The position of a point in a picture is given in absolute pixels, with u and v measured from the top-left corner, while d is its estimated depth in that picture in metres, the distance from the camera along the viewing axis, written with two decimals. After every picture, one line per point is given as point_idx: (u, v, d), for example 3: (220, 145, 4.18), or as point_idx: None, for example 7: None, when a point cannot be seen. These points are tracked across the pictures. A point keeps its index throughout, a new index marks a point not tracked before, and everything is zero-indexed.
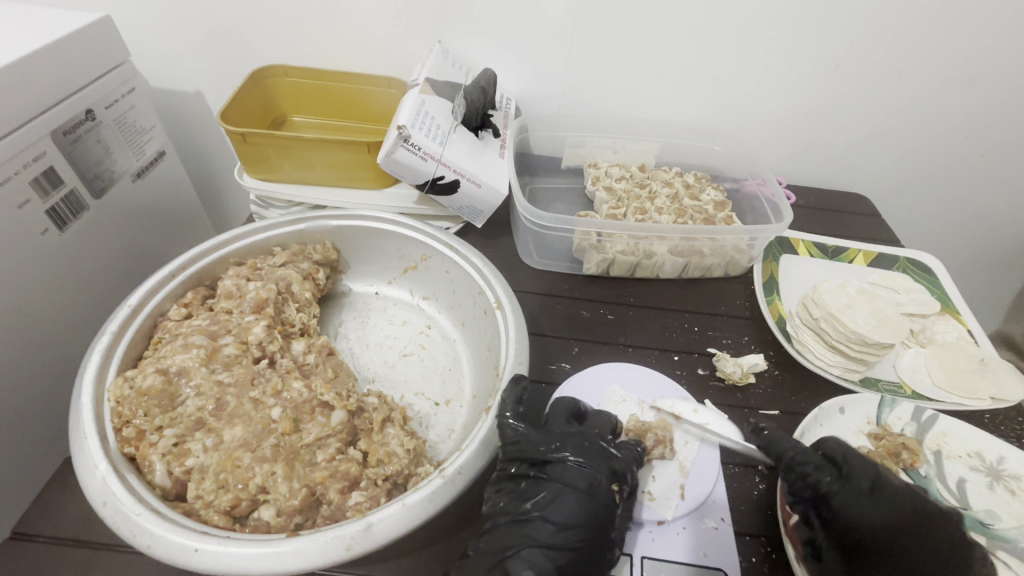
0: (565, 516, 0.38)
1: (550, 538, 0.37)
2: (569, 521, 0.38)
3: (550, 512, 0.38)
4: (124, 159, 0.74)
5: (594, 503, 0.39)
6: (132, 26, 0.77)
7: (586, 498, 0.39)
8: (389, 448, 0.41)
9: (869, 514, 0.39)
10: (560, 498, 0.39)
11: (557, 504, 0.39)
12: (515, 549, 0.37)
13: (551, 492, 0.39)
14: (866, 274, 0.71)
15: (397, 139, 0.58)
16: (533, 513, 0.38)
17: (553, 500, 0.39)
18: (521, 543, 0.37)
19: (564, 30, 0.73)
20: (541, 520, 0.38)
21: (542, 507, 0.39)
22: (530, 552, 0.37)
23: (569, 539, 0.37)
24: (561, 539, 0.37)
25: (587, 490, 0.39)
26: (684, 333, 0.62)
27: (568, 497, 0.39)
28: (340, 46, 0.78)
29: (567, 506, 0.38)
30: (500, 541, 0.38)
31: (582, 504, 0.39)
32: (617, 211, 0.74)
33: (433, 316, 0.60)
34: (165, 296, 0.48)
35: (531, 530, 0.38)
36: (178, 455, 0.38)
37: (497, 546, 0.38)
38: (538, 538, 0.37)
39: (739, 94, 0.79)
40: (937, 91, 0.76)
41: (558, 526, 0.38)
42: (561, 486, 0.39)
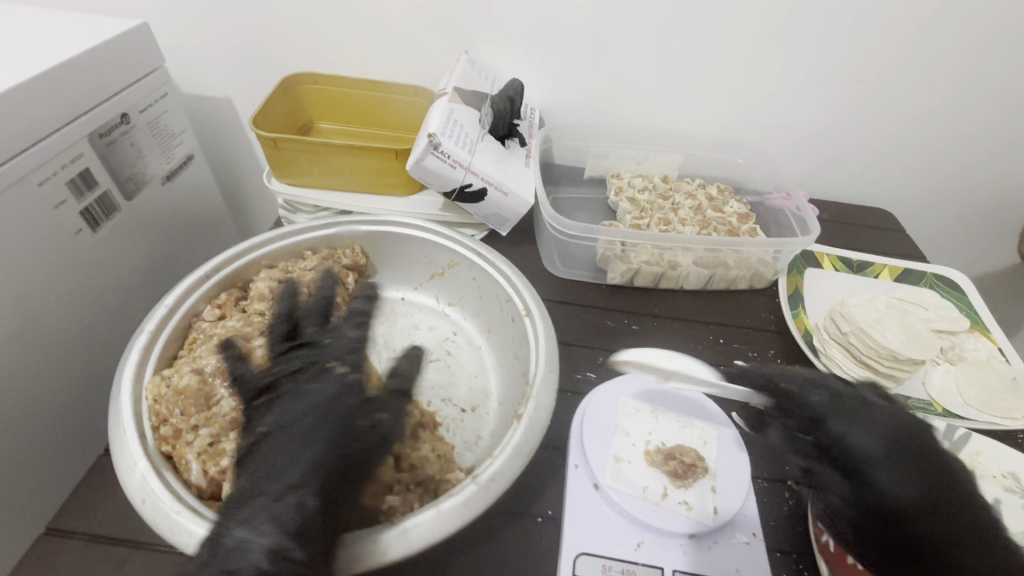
0: (299, 431, 0.38)
1: (297, 455, 0.36)
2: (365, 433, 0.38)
3: (290, 429, 0.38)
4: (155, 162, 0.76)
5: (337, 413, 0.39)
6: (167, 35, 0.79)
7: (331, 411, 0.39)
8: (420, 454, 0.41)
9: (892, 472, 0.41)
10: (286, 416, 0.39)
11: (290, 419, 0.39)
12: (292, 465, 0.36)
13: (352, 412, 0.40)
14: (892, 289, 0.70)
15: (427, 147, 0.58)
16: (319, 428, 0.38)
17: (287, 418, 0.39)
18: (298, 456, 0.36)
19: (589, 42, 0.74)
20: (329, 430, 0.38)
21: (282, 424, 0.38)
22: (299, 466, 0.36)
23: (311, 450, 0.36)
24: (324, 452, 0.36)
25: (347, 404, 0.40)
26: (709, 345, 0.62)
27: (318, 406, 0.39)
28: (367, 55, 0.79)
29: (304, 420, 0.38)
30: (272, 460, 0.36)
31: (327, 411, 0.39)
32: (641, 221, 0.73)
33: (458, 321, 0.60)
34: (199, 297, 0.49)
35: (299, 445, 0.37)
36: (214, 455, 0.38)
37: (268, 466, 0.36)
38: (307, 440, 0.37)
39: (763, 107, 0.79)
40: (965, 105, 0.76)
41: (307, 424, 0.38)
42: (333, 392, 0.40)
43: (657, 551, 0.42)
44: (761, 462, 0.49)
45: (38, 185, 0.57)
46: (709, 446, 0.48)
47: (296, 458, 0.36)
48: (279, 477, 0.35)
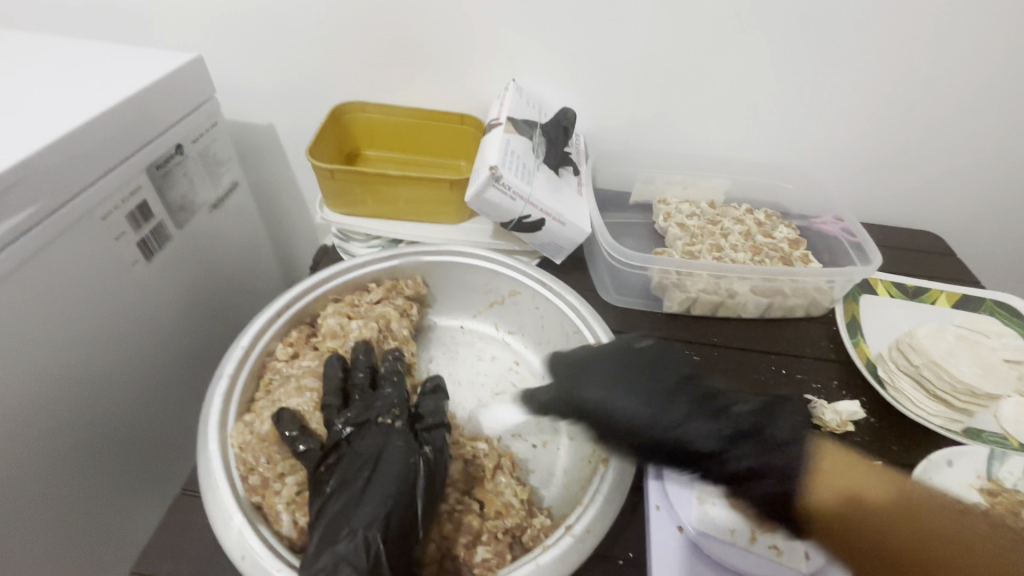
0: (363, 481, 0.36)
1: (362, 509, 0.35)
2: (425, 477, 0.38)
3: (348, 482, 0.37)
4: (204, 191, 0.77)
5: (394, 451, 0.38)
6: (218, 65, 0.80)
7: (383, 457, 0.38)
8: (506, 499, 0.41)
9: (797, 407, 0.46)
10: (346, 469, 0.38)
11: (352, 472, 0.37)
12: (362, 519, 0.34)
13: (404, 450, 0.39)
14: (951, 317, 0.69)
15: (489, 179, 0.58)
16: (373, 476, 0.37)
17: (348, 472, 0.37)
18: (360, 509, 0.35)
19: (638, 70, 0.75)
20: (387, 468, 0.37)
21: (341, 480, 0.37)
22: (370, 517, 0.34)
23: (380, 503, 0.35)
24: (390, 504, 0.35)
25: (395, 443, 0.39)
26: (772, 376, 0.61)
27: (377, 453, 0.38)
28: (413, 83, 0.80)
29: (361, 470, 0.37)
30: (340, 519, 0.35)
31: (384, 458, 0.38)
32: (693, 248, 0.73)
33: (519, 351, 0.59)
34: (272, 336, 0.48)
35: (362, 499, 0.35)
36: (302, 504, 0.38)
37: (337, 525, 0.34)
38: (366, 480, 0.36)
39: (809, 132, 0.79)
40: (1017, 127, 0.75)
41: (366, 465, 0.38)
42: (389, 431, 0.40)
43: None
44: None
45: (101, 219, 0.57)
46: None
47: (363, 513, 0.34)
48: (352, 535, 0.33)
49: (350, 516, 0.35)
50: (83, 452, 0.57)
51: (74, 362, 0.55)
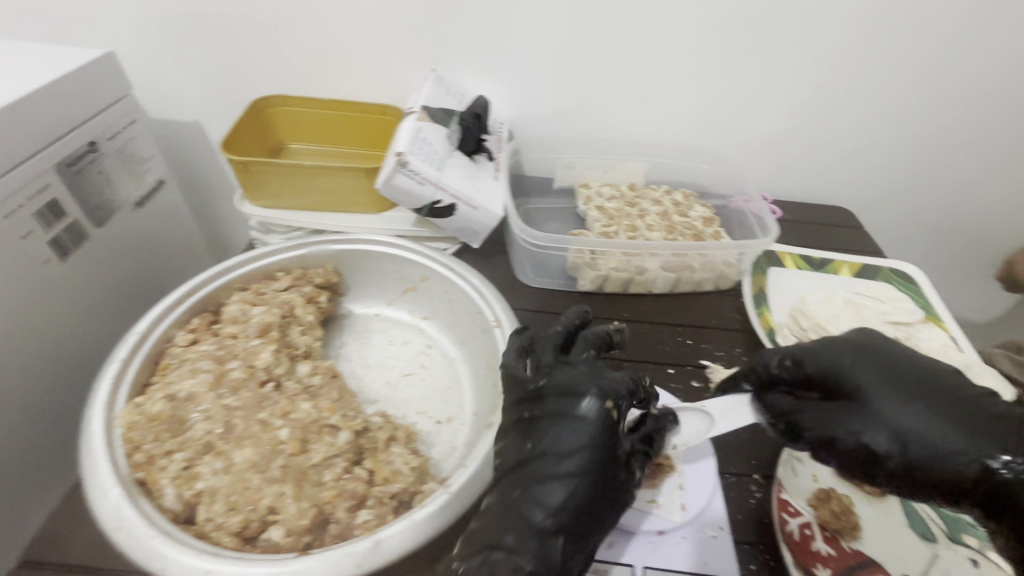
0: (569, 447, 0.37)
1: (559, 470, 0.36)
2: (577, 448, 0.37)
3: (551, 446, 0.37)
4: (125, 188, 0.76)
5: (597, 415, 0.37)
6: (137, 62, 0.79)
7: (592, 427, 0.37)
8: (395, 467, 0.42)
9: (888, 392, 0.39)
10: (557, 431, 0.38)
11: (557, 436, 0.37)
12: (530, 495, 0.36)
13: (515, 439, 0.39)
14: (851, 285, 0.73)
15: (396, 166, 0.60)
16: (537, 450, 0.38)
17: (561, 434, 0.38)
18: (531, 484, 0.37)
19: (554, 57, 0.77)
20: (547, 457, 0.37)
21: (543, 444, 0.38)
22: (552, 489, 0.36)
23: (576, 468, 0.36)
24: (556, 485, 0.36)
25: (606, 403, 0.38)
26: (678, 347, 0.63)
27: (568, 424, 0.38)
28: (336, 75, 0.81)
29: (562, 436, 0.37)
30: (521, 494, 0.37)
31: (593, 425, 0.37)
32: (609, 229, 0.75)
33: (432, 335, 0.61)
34: (170, 323, 0.49)
35: (539, 488, 0.36)
36: (188, 479, 0.38)
37: (504, 504, 0.37)
38: (556, 472, 0.36)
39: (723, 113, 0.82)
40: (912, 104, 0.80)
41: (564, 455, 0.37)
42: (576, 403, 0.38)
43: (628, 549, 0.44)
44: (728, 459, 0.52)
45: (5, 217, 0.57)
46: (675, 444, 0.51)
47: (557, 476, 0.36)
48: (524, 514, 0.36)
49: (529, 496, 0.36)
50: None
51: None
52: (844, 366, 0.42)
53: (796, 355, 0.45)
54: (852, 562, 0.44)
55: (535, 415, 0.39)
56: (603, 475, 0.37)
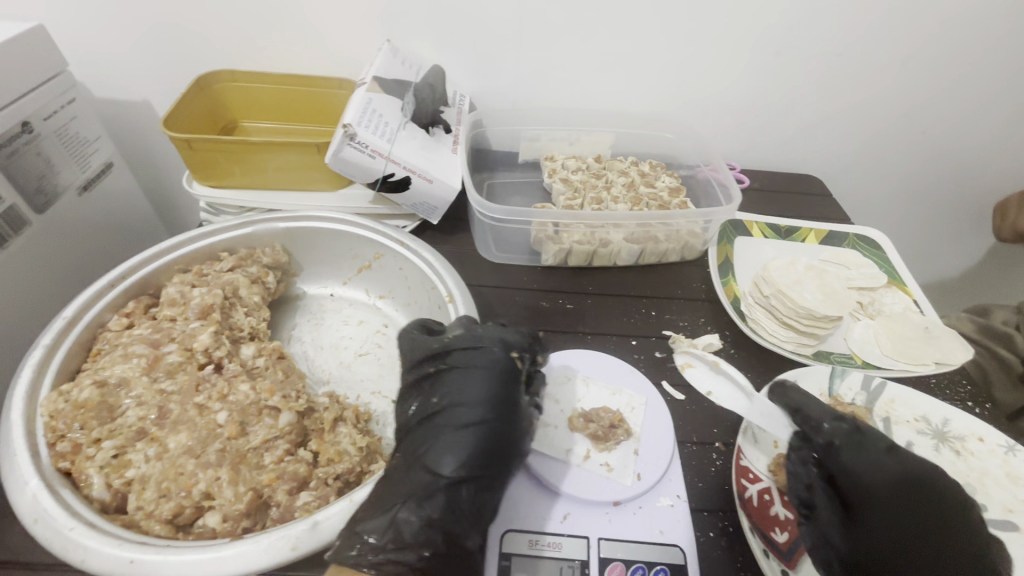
0: (475, 398, 0.39)
1: (464, 420, 0.38)
2: (481, 400, 0.39)
3: (460, 397, 0.39)
4: (69, 172, 0.73)
5: (495, 364, 0.41)
6: (73, 36, 0.75)
7: (490, 380, 0.40)
8: (341, 447, 0.41)
9: (900, 526, 0.40)
10: (464, 385, 0.40)
11: (461, 389, 0.40)
12: (435, 444, 0.38)
13: (422, 394, 0.42)
14: (818, 253, 0.73)
15: (343, 138, 0.57)
16: (444, 404, 0.40)
17: (460, 390, 0.40)
18: (438, 436, 0.38)
19: (514, 25, 0.74)
20: (453, 408, 0.39)
21: (450, 398, 0.40)
22: (452, 439, 0.38)
23: (483, 417, 0.38)
24: (463, 431, 0.38)
25: (498, 362, 0.41)
26: (642, 318, 0.62)
27: (470, 376, 0.40)
28: (287, 48, 0.77)
29: (470, 385, 0.40)
30: (429, 444, 0.38)
31: (493, 381, 0.40)
32: (574, 202, 0.74)
33: (389, 314, 0.59)
34: (104, 307, 0.46)
35: (444, 440, 0.38)
36: (118, 467, 0.37)
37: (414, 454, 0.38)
38: (460, 421, 0.38)
39: (690, 80, 0.80)
40: (879, 69, 0.78)
41: (466, 408, 0.39)
42: (477, 356, 0.41)
43: (583, 521, 0.43)
44: (689, 428, 0.51)
45: None
46: (636, 411, 0.51)
47: (463, 425, 0.38)
48: (420, 465, 0.37)
49: (437, 447, 0.37)
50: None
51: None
52: (875, 483, 0.40)
53: (842, 444, 0.42)
54: None
55: (443, 373, 0.41)
56: (502, 425, 0.39)
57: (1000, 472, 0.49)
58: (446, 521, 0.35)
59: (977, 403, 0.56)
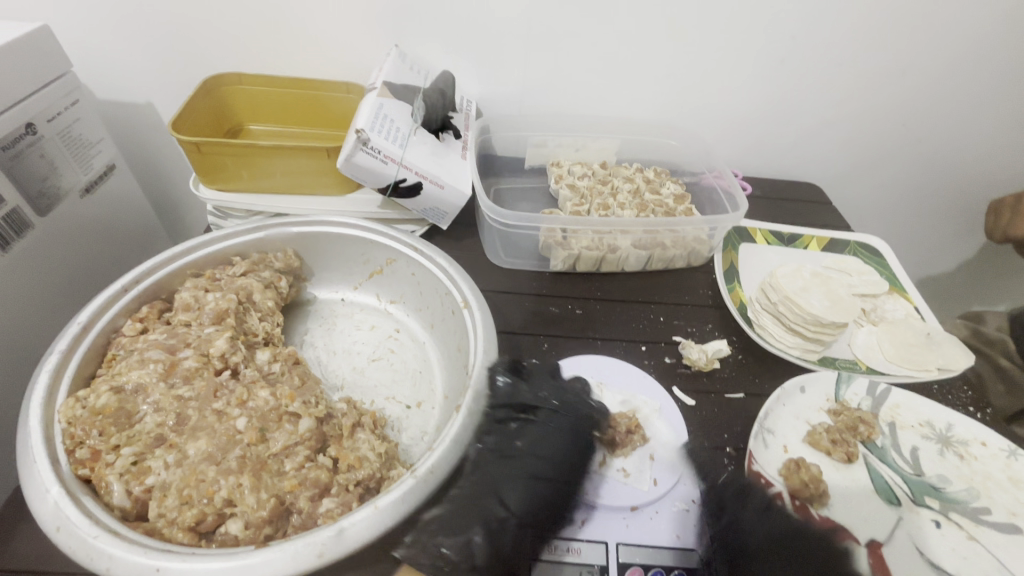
0: (554, 453, 0.45)
1: (541, 472, 0.44)
2: (558, 456, 0.45)
3: (540, 450, 0.45)
4: (72, 174, 0.72)
5: (576, 430, 0.47)
6: (77, 37, 0.74)
7: (571, 442, 0.46)
8: (361, 453, 0.41)
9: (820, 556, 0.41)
10: (547, 440, 0.46)
11: (544, 443, 0.45)
12: (512, 482, 0.42)
13: (501, 433, 0.46)
14: (820, 259, 0.74)
15: (356, 143, 0.57)
16: (525, 451, 0.45)
17: (543, 444, 0.45)
18: (517, 477, 0.43)
19: (521, 32, 0.75)
20: (534, 456, 0.44)
21: (532, 449, 0.45)
22: (528, 485, 0.42)
23: (559, 472, 0.44)
24: (540, 481, 0.43)
25: (574, 431, 0.47)
26: (650, 324, 0.63)
27: (555, 436, 0.46)
28: (294, 52, 0.77)
29: (553, 442, 0.46)
30: (506, 485, 0.42)
31: (573, 445, 0.46)
32: (581, 208, 0.74)
33: (401, 319, 0.59)
34: (117, 312, 0.46)
35: (524, 485, 0.42)
36: (138, 474, 0.36)
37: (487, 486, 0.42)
38: (540, 470, 0.44)
39: (693, 88, 0.81)
40: (876, 80, 0.80)
41: (545, 461, 0.44)
42: (558, 416, 0.48)
43: (600, 525, 0.44)
44: (700, 433, 0.52)
45: None
46: (651, 417, 0.51)
47: (540, 476, 0.43)
48: (495, 498, 0.41)
49: (513, 487, 0.42)
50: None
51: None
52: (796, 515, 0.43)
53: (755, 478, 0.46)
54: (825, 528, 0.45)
55: (523, 421, 0.47)
56: (571, 484, 0.45)
57: (1002, 476, 0.50)
58: (508, 555, 0.39)
59: (978, 408, 0.57)
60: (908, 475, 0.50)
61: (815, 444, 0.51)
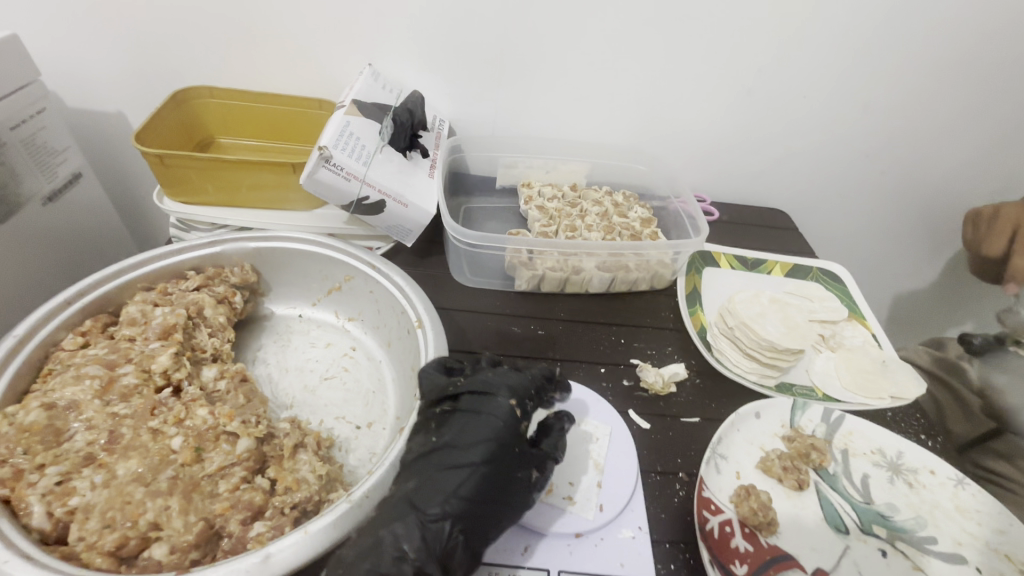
0: (476, 439, 0.38)
1: (460, 460, 0.37)
2: (481, 441, 0.38)
3: (458, 438, 0.38)
4: (35, 181, 0.71)
5: (504, 407, 0.40)
6: (47, 47, 0.74)
7: (493, 423, 0.39)
8: (299, 475, 0.40)
9: None
10: (466, 426, 0.39)
11: (465, 429, 0.39)
12: (427, 478, 0.37)
13: (424, 432, 0.41)
14: (782, 285, 0.75)
15: (319, 160, 0.58)
16: (443, 442, 0.39)
17: (464, 428, 0.39)
18: (432, 472, 0.37)
19: (493, 55, 0.76)
20: (450, 448, 0.38)
21: (450, 436, 0.39)
22: (445, 479, 0.37)
23: (480, 458, 0.37)
24: (459, 475, 0.37)
25: (498, 412, 0.40)
26: (611, 346, 0.63)
27: (478, 420, 0.39)
28: (267, 68, 0.77)
29: (472, 427, 0.39)
30: (421, 484, 0.37)
31: (501, 426, 0.39)
32: (548, 229, 0.75)
33: (358, 337, 0.59)
34: (59, 325, 0.45)
35: (440, 481, 0.37)
36: (61, 494, 0.35)
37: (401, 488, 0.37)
38: (455, 462, 0.37)
39: (660, 115, 0.83)
40: (836, 113, 0.83)
41: (465, 448, 0.38)
42: (481, 397, 0.41)
43: (544, 553, 0.43)
44: (653, 458, 0.52)
45: None
46: (601, 442, 0.51)
47: (459, 465, 0.37)
48: (405, 498, 0.36)
49: (428, 485, 0.36)
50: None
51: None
52: None
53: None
54: (768, 558, 0.45)
55: (450, 408, 0.41)
56: (499, 470, 0.38)
57: (949, 505, 0.51)
58: (421, 560, 0.34)
59: (929, 436, 0.58)
60: (857, 503, 0.51)
61: (766, 471, 0.51)
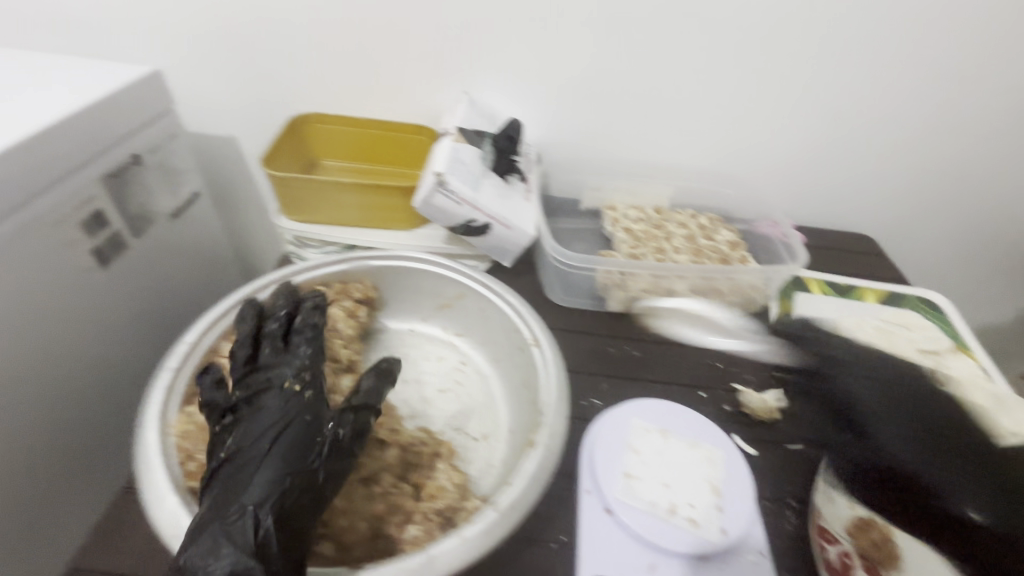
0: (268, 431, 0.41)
1: (266, 454, 0.40)
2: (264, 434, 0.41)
3: (282, 430, 0.41)
4: (162, 199, 0.78)
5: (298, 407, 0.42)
6: (178, 78, 0.83)
7: (281, 417, 0.42)
8: (440, 483, 0.44)
9: None
10: (267, 419, 0.42)
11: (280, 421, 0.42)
12: (252, 472, 0.39)
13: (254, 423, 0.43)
14: (877, 312, 0.74)
15: (435, 185, 0.62)
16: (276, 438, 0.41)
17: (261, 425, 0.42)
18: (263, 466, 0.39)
19: (582, 82, 0.79)
20: (247, 443, 0.41)
21: (261, 430, 0.41)
22: (261, 474, 0.38)
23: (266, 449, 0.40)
24: (264, 468, 0.39)
25: (285, 404, 0.43)
26: (709, 370, 0.64)
27: (269, 413, 0.42)
28: (370, 96, 0.83)
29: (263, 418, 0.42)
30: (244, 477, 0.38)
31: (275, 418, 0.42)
32: (637, 250, 0.77)
33: (467, 351, 0.62)
34: (219, 335, 0.52)
35: (260, 474, 0.38)
36: None
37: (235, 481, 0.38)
38: (261, 453, 0.40)
39: (745, 139, 0.84)
40: (929, 136, 0.81)
41: (269, 440, 0.40)
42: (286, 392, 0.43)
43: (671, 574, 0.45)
44: (762, 484, 0.53)
45: (54, 225, 0.59)
46: (715, 465, 0.51)
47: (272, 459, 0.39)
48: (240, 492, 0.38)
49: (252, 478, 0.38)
50: (15, 448, 0.58)
51: (5, 365, 0.56)
52: None
53: None
54: None
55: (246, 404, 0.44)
56: (269, 461, 0.40)
57: None
58: (244, 552, 0.35)
59: None
60: None
61: None
